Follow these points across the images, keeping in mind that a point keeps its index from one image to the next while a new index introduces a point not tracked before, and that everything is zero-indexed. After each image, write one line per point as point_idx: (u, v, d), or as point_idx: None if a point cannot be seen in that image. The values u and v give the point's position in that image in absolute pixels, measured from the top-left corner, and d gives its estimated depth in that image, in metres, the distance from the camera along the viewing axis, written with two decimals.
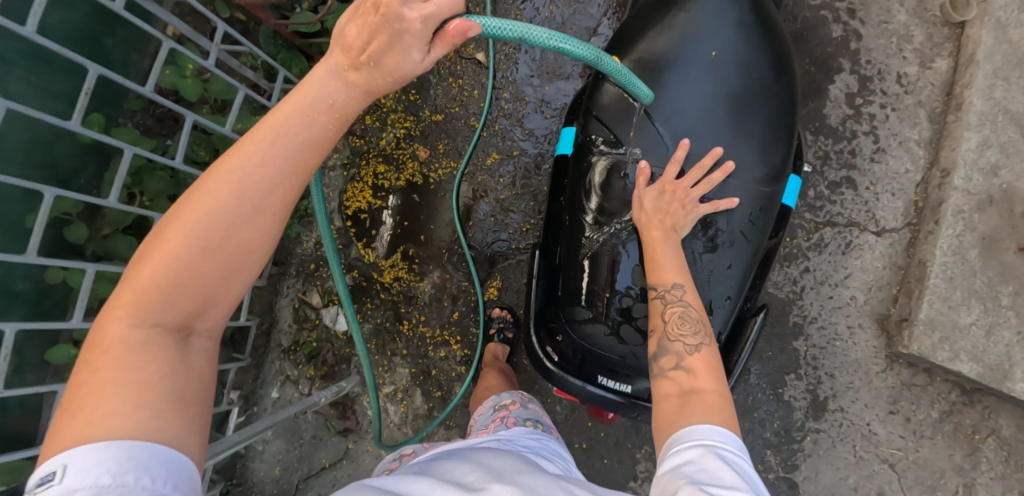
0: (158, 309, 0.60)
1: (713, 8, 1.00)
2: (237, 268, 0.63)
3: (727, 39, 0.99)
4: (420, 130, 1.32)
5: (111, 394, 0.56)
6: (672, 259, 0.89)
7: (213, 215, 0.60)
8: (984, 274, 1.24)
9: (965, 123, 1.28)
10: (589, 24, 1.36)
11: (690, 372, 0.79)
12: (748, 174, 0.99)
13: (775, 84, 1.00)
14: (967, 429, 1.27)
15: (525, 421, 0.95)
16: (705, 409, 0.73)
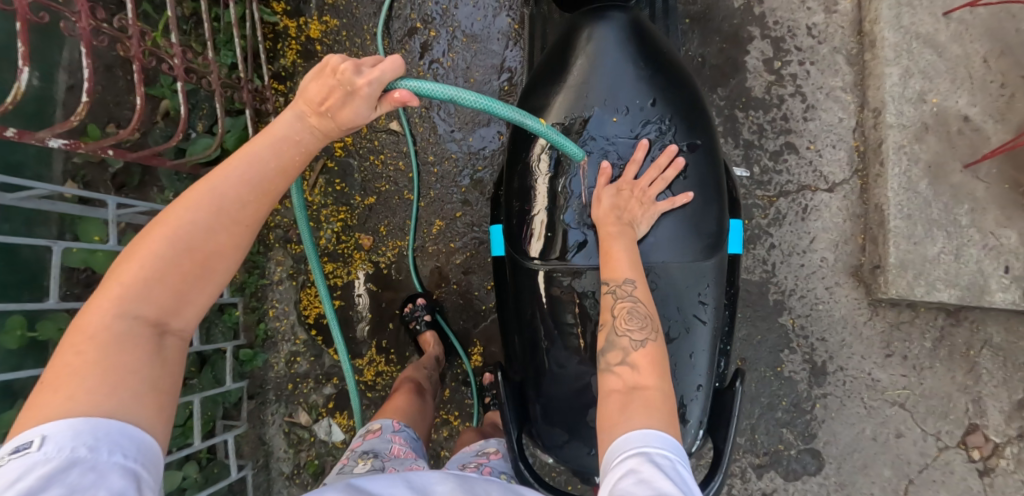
0: (139, 302, 0.60)
1: (609, 40, 0.95)
2: (213, 270, 0.64)
3: (628, 96, 0.93)
4: (356, 218, 1.27)
5: (89, 374, 0.56)
6: (632, 255, 0.84)
7: (196, 222, 0.63)
8: (937, 201, 1.26)
9: (883, 59, 1.29)
10: (494, 61, 1.31)
11: (635, 369, 0.75)
12: (687, 246, 0.91)
13: (692, 139, 0.94)
14: (961, 348, 1.29)
15: (500, 475, 0.94)
16: (649, 409, 0.69)
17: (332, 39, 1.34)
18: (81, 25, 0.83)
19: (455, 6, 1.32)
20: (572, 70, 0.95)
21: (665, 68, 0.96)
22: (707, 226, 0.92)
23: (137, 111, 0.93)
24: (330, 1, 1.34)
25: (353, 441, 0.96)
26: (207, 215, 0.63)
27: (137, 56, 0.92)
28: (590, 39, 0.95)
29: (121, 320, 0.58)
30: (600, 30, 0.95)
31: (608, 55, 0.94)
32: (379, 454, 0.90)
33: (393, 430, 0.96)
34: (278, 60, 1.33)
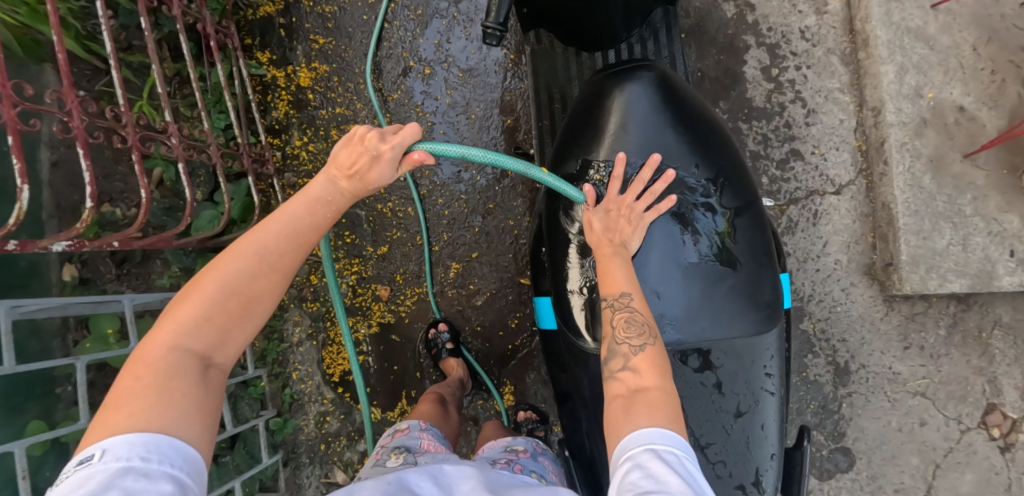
0: (190, 336, 0.65)
1: (637, 96, 0.89)
2: (254, 311, 0.69)
3: (672, 160, 0.87)
4: (370, 269, 1.25)
5: (146, 395, 0.59)
6: (623, 264, 0.80)
7: (243, 269, 0.68)
8: (941, 193, 1.27)
9: (877, 58, 1.29)
10: (493, 94, 1.28)
11: (635, 373, 0.72)
12: (746, 311, 0.85)
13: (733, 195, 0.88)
14: (973, 332, 1.32)
15: (532, 472, 0.86)
16: (653, 410, 0.67)
17: (323, 85, 1.29)
18: (74, 125, 0.78)
19: (446, 42, 1.29)
20: (605, 127, 0.90)
21: (700, 119, 0.90)
22: (766, 295, 0.85)
23: (143, 202, 0.88)
24: (317, 47, 1.31)
25: (382, 440, 0.94)
26: (252, 263, 0.69)
27: (135, 145, 0.87)
28: (621, 99, 0.89)
29: (174, 351, 0.63)
30: (630, 85, 0.89)
31: (644, 114, 0.89)
32: (410, 448, 0.88)
33: (421, 428, 0.95)
34: (269, 113, 1.29)
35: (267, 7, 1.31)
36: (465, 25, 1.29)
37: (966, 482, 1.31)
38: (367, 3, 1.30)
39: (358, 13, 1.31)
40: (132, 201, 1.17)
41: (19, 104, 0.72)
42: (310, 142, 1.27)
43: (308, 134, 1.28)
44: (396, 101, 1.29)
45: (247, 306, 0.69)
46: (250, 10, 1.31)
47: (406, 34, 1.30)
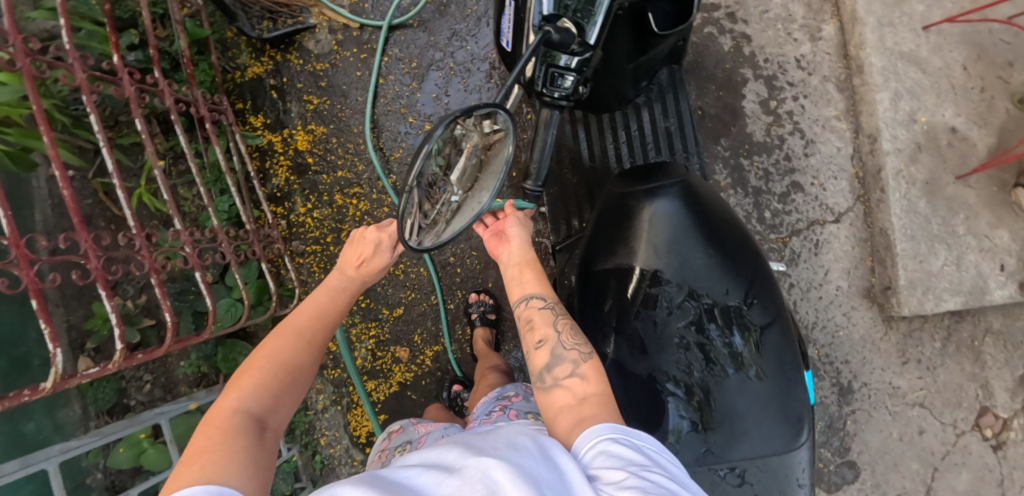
0: (251, 401, 0.67)
1: (666, 212, 0.84)
2: (298, 383, 0.73)
3: (706, 282, 0.84)
4: (387, 332, 1.26)
5: (214, 450, 0.60)
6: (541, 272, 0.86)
7: (289, 344, 0.73)
8: (936, 215, 1.29)
9: (872, 85, 1.31)
10: None
11: (582, 380, 0.73)
12: (778, 421, 0.81)
13: (759, 304, 0.85)
14: (965, 340, 1.35)
15: (527, 414, 0.90)
16: (599, 412, 0.69)
17: (322, 147, 1.27)
18: (91, 265, 0.76)
19: (445, 96, 1.28)
20: (635, 245, 0.85)
21: (725, 232, 0.87)
22: (800, 410, 0.82)
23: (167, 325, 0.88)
24: (311, 107, 1.27)
25: (379, 444, 0.96)
26: (294, 338, 0.74)
27: (152, 267, 0.85)
28: (653, 216, 0.84)
29: (240, 415, 0.65)
30: (660, 199, 0.84)
31: (677, 232, 0.84)
32: (412, 439, 0.90)
33: (415, 424, 0.96)
34: (270, 180, 1.27)
35: (256, 68, 1.28)
36: (462, 76, 1.28)
37: (963, 481, 1.36)
38: (359, 58, 1.28)
39: (352, 68, 1.28)
40: (139, 283, 1.14)
41: (35, 260, 0.70)
42: (315, 209, 1.26)
43: (312, 200, 1.26)
44: (397, 160, 1.28)
45: (292, 377, 0.72)
46: (238, 72, 1.27)
47: (402, 89, 1.28)
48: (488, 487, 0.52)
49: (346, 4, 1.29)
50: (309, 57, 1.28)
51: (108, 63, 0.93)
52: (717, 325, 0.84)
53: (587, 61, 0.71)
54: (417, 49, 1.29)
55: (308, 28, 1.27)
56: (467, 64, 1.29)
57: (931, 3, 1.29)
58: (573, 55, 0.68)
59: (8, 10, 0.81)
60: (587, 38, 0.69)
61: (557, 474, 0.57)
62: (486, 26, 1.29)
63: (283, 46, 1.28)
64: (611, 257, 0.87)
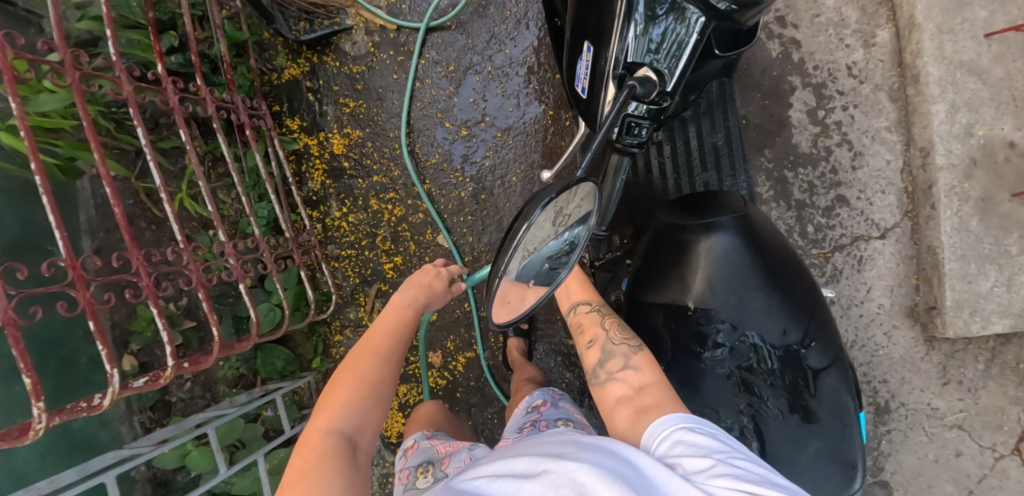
0: (342, 421, 0.72)
1: (723, 250, 0.82)
2: (382, 400, 0.77)
3: (761, 322, 0.83)
4: (420, 337, 1.27)
5: (313, 474, 0.64)
6: (586, 280, 0.94)
7: (372, 366, 0.78)
8: (989, 235, 1.22)
9: (928, 95, 1.24)
10: (531, 156, 1.25)
11: (633, 371, 0.79)
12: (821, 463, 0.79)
13: (815, 345, 0.83)
14: (1012, 364, 1.27)
15: (557, 421, 0.91)
16: (660, 402, 0.72)
17: (357, 151, 1.26)
18: (143, 283, 0.78)
19: (482, 100, 1.26)
20: (689, 279, 0.83)
21: (784, 270, 0.84)
22: (854, 454, 0.81)
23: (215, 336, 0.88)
24: (347, 110, 1.27)
25: (396, 463, 0.96)
26: (373, 358, 0.79)
27: (200, 281, 0.87)
28: (710, 252, 0.82)
29: (333, 434, 0.70)
30: (718, 234, 0.81)
31: (734, 269, 0.82)
32: (433, 460, 0.91)
33: (428, 437, 0.99)
34: (306, 184, 1.27)
35: (293, 69, 1.28)
36: (500, 80, 1.26)
37: None
38: (396, 61, 1.26)
39: (388, 71, 1.27)
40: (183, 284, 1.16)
41: (92, 281, 0.72)
42: (351, 213, 1.26)
43: (347, 204, 1.26)
44: (433, 166, 1.26)
45: (377, 393, 0.76)
46: (274, 74, 1.28)
47: (439, 93, 1.26)
48: (575, 487, 0.56)
49: (383, 4, 1.27)
50: (345, 60, 1.27)
51: (152, 72, 0.93)
52: (766, 366, 0.83)
53: (662, 110, 0.74)
54: (454, 52, 1.26)
55: (346, 30, 1.26)
56: (506, 68, 1.26)
57: (995, 9, 1.19)
58: (651, 104, 0.71)
59: (55, 22, 0.81)
60: (666, 86, 0.72)
61: (636, 472, 0.59)
62: (526, 28, 1.25)
63: (320, 48, 1.27)
64: (661, 290, 0.85)
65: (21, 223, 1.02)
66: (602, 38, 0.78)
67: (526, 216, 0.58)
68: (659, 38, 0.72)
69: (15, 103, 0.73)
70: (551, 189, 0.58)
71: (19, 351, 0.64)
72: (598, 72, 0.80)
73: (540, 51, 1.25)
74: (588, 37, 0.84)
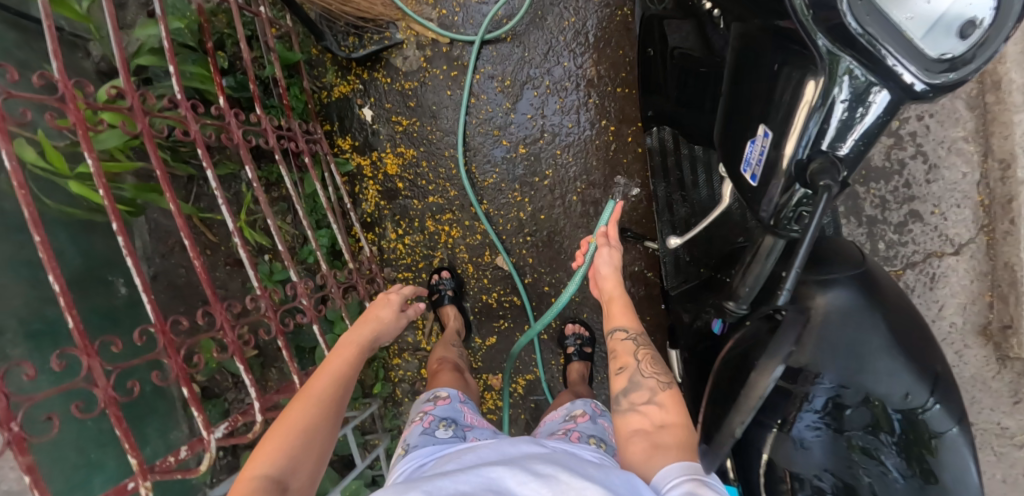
0: (273, 465, 0.65)
1: (841, 306, 0.68)
2: (321, 441, 0.71)
3: (883, 386, 0.67)
4: (480, 360, 1.25)
5: None
6: (627, 304, 0.92)
7: (310, 413, 0.71)
8: None
9: (1011, 104, 1.14)
10: (592, 174, 1.21)
11: (659, 408, 0.78)
12: None
13: (941, 412, 0.68)
14: None
15: (589, 439, 0.84)
16: (682, 449, 0.72)
17: (412, 172, 1.23)
18: (227, 338, 0.75)
19: (540, 116, 1.21)
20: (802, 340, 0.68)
21: (907, 326, 0.69)
22: None
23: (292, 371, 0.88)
24: (400, 129, 1.23)
25: (419, 406, 0.92)
26: (318, 397, 0.74)
27: (278, 328, 0.84)
28: (827, 307, 0.67)
29: (258, 479, 0.63)
30: (837, 290, 0.68)
31: (857, 324, 0.67)
32: (457, 420, 0.87)
33: (460, 400, 0.93)
34: (360, 205, 1.24)
35: (342, 87, 1.24)
36: (559, 95, 1.21)
37: None
38: (449, 76, 1.22)
39: (442, 87, 1.22)
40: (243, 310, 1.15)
41: (182, 345, 0.69)
42: (407, 236, 1.23)
43: (403, 226, 1.23)
44: (490, 185, 1.22)
45: (316, 432, 0.70)
46: (324, 92, 1.24)
47: (495, 110, 1.22)
48: None
49: (434, 16, 1.22)
50: (396, 76, 1.23)
51: (217, 107, 0.90)
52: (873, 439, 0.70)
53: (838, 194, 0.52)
54: (510, 66, 1.21)
55: (396, 44, 1.22)
56: (564, 82, 1.21)
57: None
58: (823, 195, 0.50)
59: (123, 68, 0.77)
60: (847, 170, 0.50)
61: None
62: (584, 39, 1.21)
63: (369, 64, 1.23)
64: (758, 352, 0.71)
65: (83, 256, 1.01)
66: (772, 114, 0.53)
67: (768, 370, 0.51)
68: (844, 102, 0.48)
69: (93, 163, 0.71)
70: (786, 341, 0.52)
71: (120, 429, 0.63)
72: (771, 152, 0.53)
73: (600, 64, 1.20)
74: (744, 111, 0.59)
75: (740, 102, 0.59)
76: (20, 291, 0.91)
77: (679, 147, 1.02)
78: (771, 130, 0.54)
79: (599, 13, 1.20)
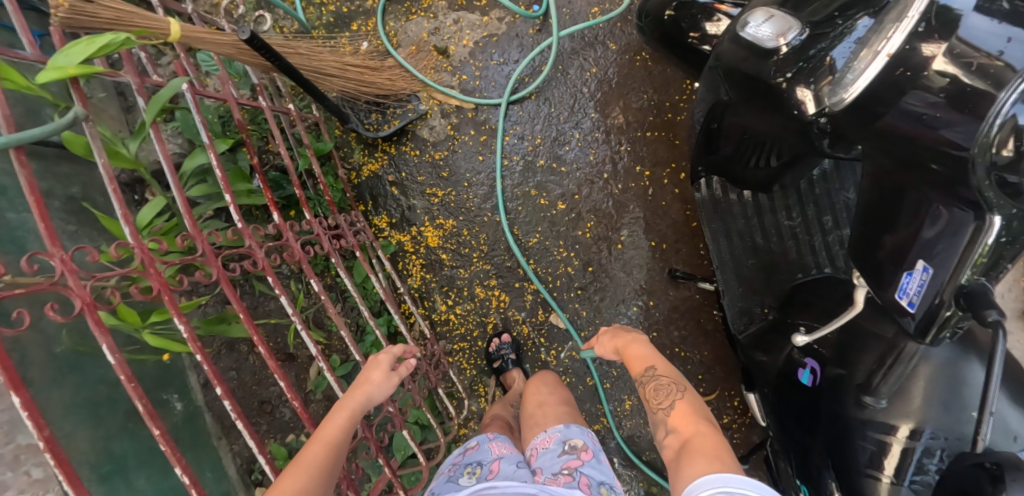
0: None
1: (941, 363, 0.72)
2: None
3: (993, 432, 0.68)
4: None
5: None
6: (638, 346, 0.82)
7: (302, 484, 0.63)
8: None
9: None
10: (634, 218, 1.21)
11: (676, 433, 0.70)
12: None
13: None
14: None
15: (600, 488, 0.72)
16: (697, 453, 0.64)
17: (453, 241, 1.22)
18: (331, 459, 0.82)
19: (575, 170, 1.22)
20: (909, 393, 0.72)
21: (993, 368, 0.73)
22: None
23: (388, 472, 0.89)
24: (436, 200, 1.22)
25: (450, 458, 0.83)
26: (310, 474, 0.64)
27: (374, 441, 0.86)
28: (927, 363, 0.72)
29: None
30: (935, 347, 0.71)
31: (967, 375, 0.71)
32: (482, 463, 0.77)
33: (491, 440, 0.83)
34: (406, 281, 1.24)
35: (371, 164, 1.24)
36: (591, 147, 1.21)
37: None
38: (479, 140, 1.22)
39: (472, 153, 1.22)
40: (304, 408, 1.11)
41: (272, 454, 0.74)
42: (457, 305, 1.22)
43: (452, 296, 1.22)
44: (534, 245, 1.22)
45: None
46: (354, 172, 1.24)
47: (530, 169, 1.22)
48: None
49: (455, 83, 1.23)
50: (425, 147, 1.22)
51: (272, 225, 0.88)
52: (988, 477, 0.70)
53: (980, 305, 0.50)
54: (538, 124, 1.23)
55: (421, 115, 1.22)
56: (594, 133, 1.22)
57: None
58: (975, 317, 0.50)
59: (185, 212, 0.75)
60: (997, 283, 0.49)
61: None
62: (608, 88, 1.22)
63: (395, 138, 1.23)
64: (862, 405, 0.75)
65: (142, 381, 0.96)
66: (927, 238, 0.49)
67: None
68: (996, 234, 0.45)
69: (183, 324, 0.70)
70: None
71: None
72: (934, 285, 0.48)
73: (627, 110, 1.21)
74: (875, 242, 0.54)
75: (867, 232, 0.55)
76: (87, 436, 0.81)
77: (728, 194, 1.03)
78: (928, 260, 0.49)
79: (618, 60, 1.21)
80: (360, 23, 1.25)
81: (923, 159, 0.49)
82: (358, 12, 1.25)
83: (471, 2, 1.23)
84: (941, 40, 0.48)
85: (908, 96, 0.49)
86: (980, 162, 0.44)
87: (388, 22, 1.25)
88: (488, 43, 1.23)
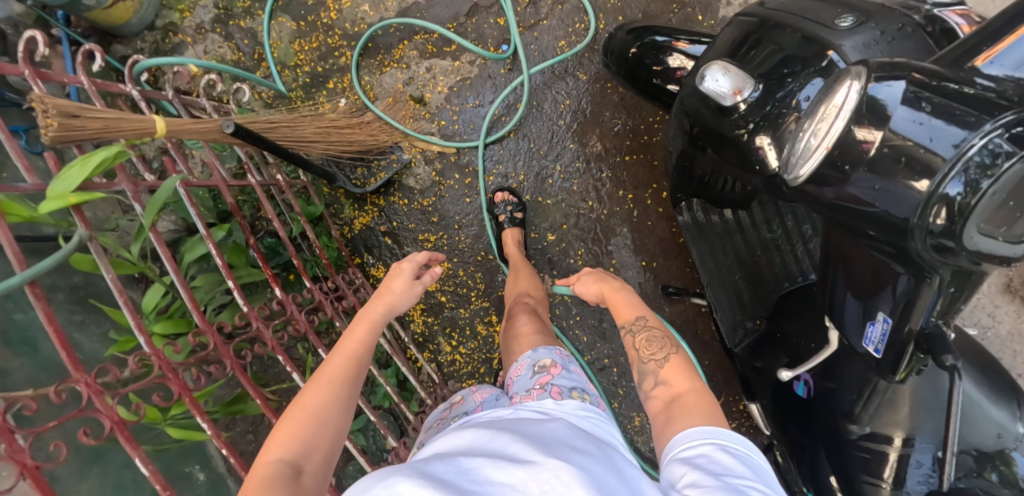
0: (285, 447, 0.56)
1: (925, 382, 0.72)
2: (339, 423, 0.60)
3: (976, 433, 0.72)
4: None
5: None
6: (627, 296, 0.79)
7: (325, 393, 0.60)
8: None
9: None
10: (621, 242, 1.24)
11: (666, 384, 0.67)
12: None
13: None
14: None
15: (572, 391, 0.71)
16: (691, 411, 0.61)
17: (450, 283, 1.26)
18: None
19: (559, 201, 1.26)
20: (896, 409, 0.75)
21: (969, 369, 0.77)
22: None
23: None
24: (428, 246, 1.26)
25: (439, 414, 0.83)
26: (331, 386, 0.61)
27: None
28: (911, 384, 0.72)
29: (273, 465, 0.54)
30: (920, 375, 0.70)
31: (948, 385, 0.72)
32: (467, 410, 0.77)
33: (475, 391, 0.82)
34: (409, 327, 1.28)
35: (362, 217, 1.27)
36: (573, 177, 1.25)
37: None
38: (464, 184, 1.25)
39: (460, 195, 1.26)
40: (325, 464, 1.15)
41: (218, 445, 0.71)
42: (460, 345, 1.26)
43: (455, 336, 1.26)
44: None
45: (330, 418, 0.59)
46: (346, 227, 1.28)
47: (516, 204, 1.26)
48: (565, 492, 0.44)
49: (434, 129, 1.26)
50: (412, 195, 1.26)
51: (276, 301, 0.92)
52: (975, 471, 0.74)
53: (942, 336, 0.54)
54: (520, 160, 1.26)
55: (405, 165, 1.25)
56: (575, 164, 1.25)
57: None
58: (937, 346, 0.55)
59: (193, 306, 0.78)
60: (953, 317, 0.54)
61: None
62: (583, 118, 1.25)
63: (382, 190, 1.26)
64: (850, 430, 0.80)
65: (166, 460, 0.99)
66: (888, 285, 0.57)
67: None
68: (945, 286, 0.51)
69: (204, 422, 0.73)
70: None
71: None
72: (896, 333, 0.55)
73: (604, 137, 1.24)
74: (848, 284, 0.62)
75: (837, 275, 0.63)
76: None
77: (709, 215, 1.08)
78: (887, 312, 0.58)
79: (589, 90, 1.24)
80: (336, 80, 1.28)
81: (873, 220, 0.51)
82: (332, 70, 1.28)
83: (441, 48, 1.26)
84: (872, 127, 0.49)
85: (862, 174, 0.50)
86: (920, 229, 0.47)
87: (363, 77, 1.28)
88: (462, 87, 1.26)
